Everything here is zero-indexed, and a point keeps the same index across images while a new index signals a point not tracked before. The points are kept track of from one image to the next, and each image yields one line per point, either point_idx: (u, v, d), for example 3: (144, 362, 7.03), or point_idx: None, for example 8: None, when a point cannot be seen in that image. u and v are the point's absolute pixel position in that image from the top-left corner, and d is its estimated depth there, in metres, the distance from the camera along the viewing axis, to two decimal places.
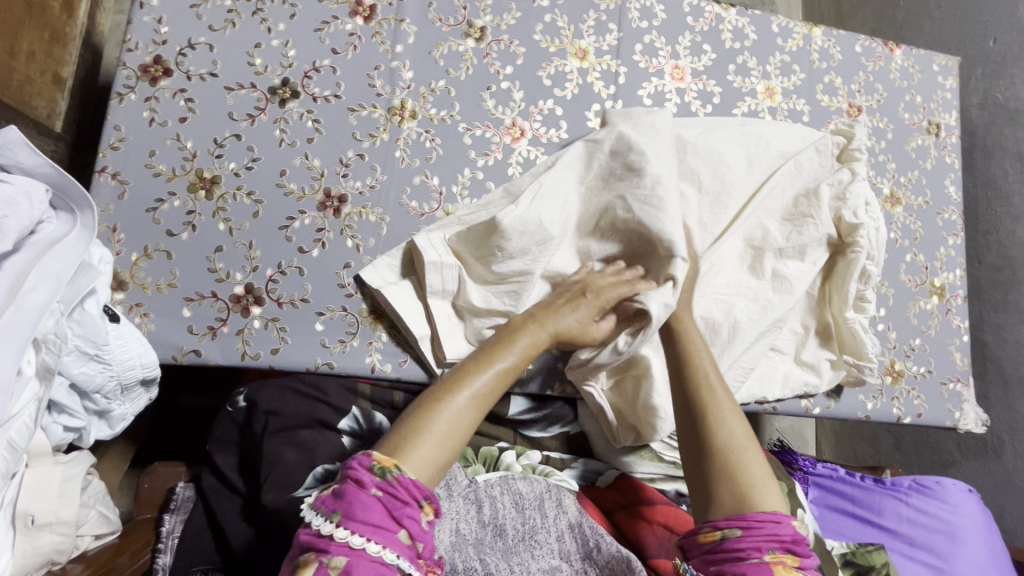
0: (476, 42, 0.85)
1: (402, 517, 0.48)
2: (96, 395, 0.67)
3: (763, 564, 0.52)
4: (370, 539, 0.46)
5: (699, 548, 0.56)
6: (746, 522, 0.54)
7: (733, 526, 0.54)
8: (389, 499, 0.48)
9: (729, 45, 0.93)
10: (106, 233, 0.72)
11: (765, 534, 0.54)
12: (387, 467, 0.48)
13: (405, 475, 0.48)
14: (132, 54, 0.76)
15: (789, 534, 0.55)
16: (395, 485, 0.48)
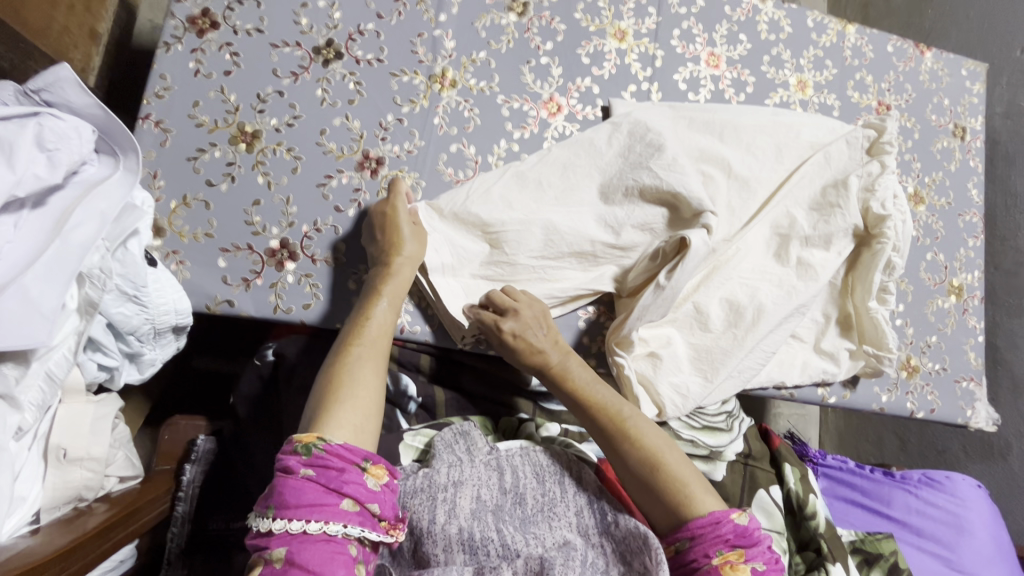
0: (518, 17, 0.86)
1: (341, 486, 0.52)
2: (130, 337, 0.67)
3: (713, 567, 0.60)
4: (310, 518, 0.50)
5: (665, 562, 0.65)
6: (690, 531, 0.62)
7: (682, 539, 0.63)
8: (321, 474, 0.51)
9: (765, 37, 0.94)
10: (146, 178, 0.72)
11: (710, 537, 0.61)
12: (312, 443, 0.52)
13: (331, 443, 0.53)
14: (181, 6, 0.76)
15: (731, 529, 0.62)
16: (323, 458, 0.52)
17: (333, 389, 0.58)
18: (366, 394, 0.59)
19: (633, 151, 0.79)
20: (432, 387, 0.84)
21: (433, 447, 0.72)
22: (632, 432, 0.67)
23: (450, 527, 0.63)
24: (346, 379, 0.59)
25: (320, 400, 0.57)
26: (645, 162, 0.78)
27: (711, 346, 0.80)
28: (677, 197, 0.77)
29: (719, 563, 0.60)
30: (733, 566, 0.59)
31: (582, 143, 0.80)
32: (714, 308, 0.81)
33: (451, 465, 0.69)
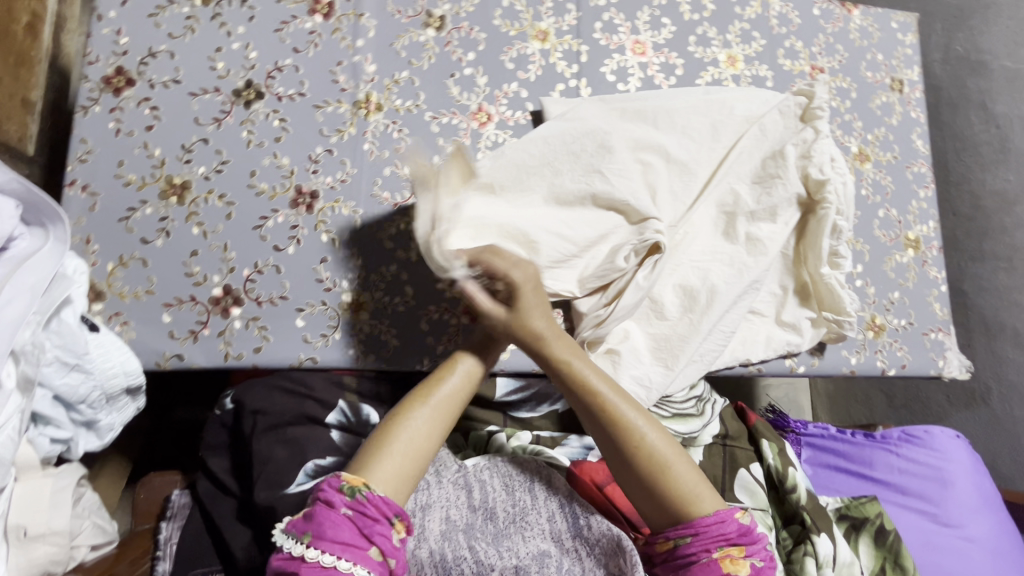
0: (436, 32, 0.85)
1: (373, 534, 0.50)
2: (82, 406, 0.67)
3: (713, 563, 0.56)
4: (340, 557, 0.48)
5: (659, 556, 0.60)
6: (694, 528, 0.58)
7: (682, 535, 0.58)
8: (358, 517, 0.50)
9: (688, 17, 0.94)
10: (80, 245, 0.72)
11: (712, 534, 0.58)
12: (357, 486, 0.52)
13: (375, 493, 0.52)
14: (93, 68, 0.76)
15: (734, 529, 0.58)
16: (363, 505, 0.51)
17: (385, 433, 0.57)
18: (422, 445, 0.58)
19: (568, 151, 0.79)
20: None
21: None
22: (638, 443, 0.61)
23: (421, 552, 0.65)
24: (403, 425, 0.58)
25: (371, 442, 0.57)
26: (573, 162, 0.78)
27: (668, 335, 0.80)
28: (613, 189, 0.77)
29: (719, 558, 0.57)
30: (733, 562, 0.57)
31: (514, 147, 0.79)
32: (667, 295, 0.81)
33: (418, 490, 0.71)
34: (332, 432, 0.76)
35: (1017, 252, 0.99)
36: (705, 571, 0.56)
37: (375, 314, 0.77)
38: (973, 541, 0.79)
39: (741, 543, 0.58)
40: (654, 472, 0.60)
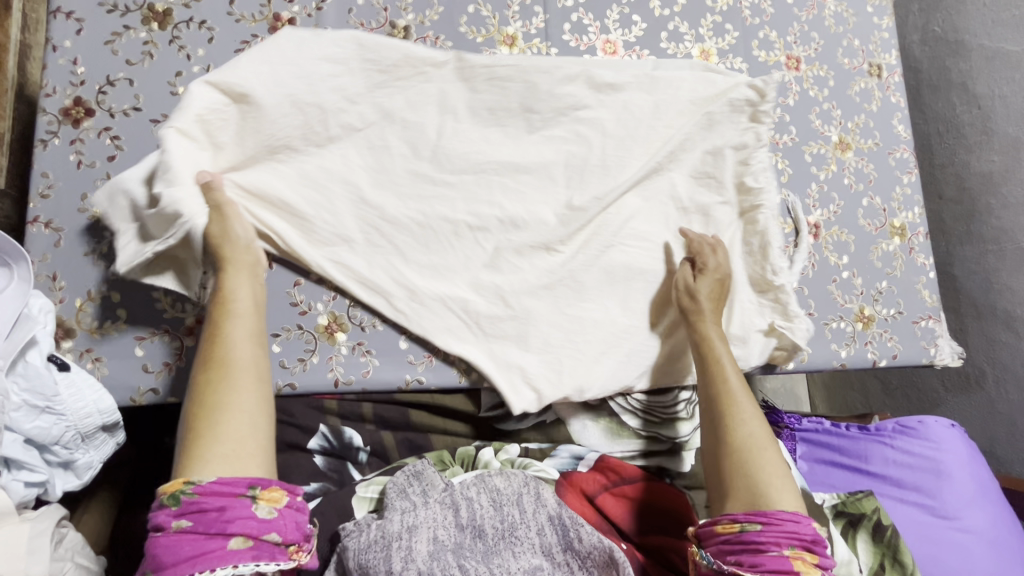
0: (401, 42, 0.84)
1: (225, 527, 0.49)
2: (56, 446, 0.66)
3: (783, 557, 0.56)
4: (195, 568, 0.48)
5: (717, 537, 0.60)
6: (766, 517, 0.58)
7: (753, 521, 0.58)
8: (197, 522, 0.49)
9: (659, 13, 0.92)
10: (46, 282, 0.71)
11: (786, 530, 0.58)
12: (179, 489, 0.49)
13: (203, 485, 0.49)
14: (51, 100, 0.74)
15: (808, 532, 0.59)
16: (196, 504, 0.49)
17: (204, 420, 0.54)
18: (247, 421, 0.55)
19: None
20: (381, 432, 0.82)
21: (385, 496, 0.71)
22: (736, 427, 0.67)
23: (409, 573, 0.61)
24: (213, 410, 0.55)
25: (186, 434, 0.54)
26: None
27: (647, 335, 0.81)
28: None
29: (789, 556, 0.57)
30: (805, 564, 0.56)
31: (486, 157, 0.77)
32: None
33: (404, 511, 0.68)
34: (315, 457, 0.78)
35: (1005, 234, 0.97)
36: (773, 563, 0.56)
37: (352, 336, 0.76)
38: (973, 533, 0.78)
39: (813, 548, 0.58)
40: (740, 453, 0.65)
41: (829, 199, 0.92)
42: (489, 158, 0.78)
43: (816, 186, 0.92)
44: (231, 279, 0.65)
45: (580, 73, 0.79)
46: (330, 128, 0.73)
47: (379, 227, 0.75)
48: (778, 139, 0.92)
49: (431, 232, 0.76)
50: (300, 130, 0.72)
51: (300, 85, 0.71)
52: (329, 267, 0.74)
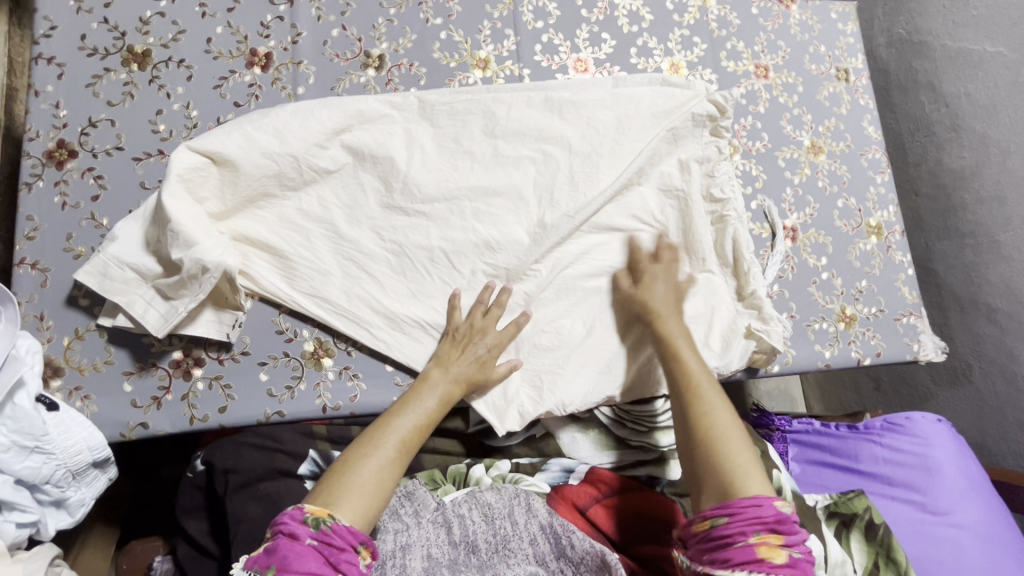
0: (377, 71, 0.86)
1: (340, 562, 0.50)
2: (47, 485, 0.67)
3: (748, 547, 0.53)
4: None
5: (694, 538, 0.57)
6: (730, 509, 0.55)
7: (719, 514, 0.56)
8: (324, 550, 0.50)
9: (627, 30, 0.95)
10: (34, 322, 0.72)
11: (749, 517, 0.54)
12: (322, 517, 0.52)
13: (338, 522, 0.53)
14: (34, 143, 0.76)
15: (772, 513, 0.54)
16: (329, 534, 0.51)
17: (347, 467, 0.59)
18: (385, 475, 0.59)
19: None
20: None
21: (377, 517, 0.71)
22: (705, 416, 0.63)
23: None
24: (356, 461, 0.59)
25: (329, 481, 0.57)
26: None
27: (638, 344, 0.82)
28: None
29: (756, 544, 0.53)
30: (771, 549, 0.52)
31: (462, 182, 0.79)
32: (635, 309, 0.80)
33: (397, 532, 0.69)
34: (306, 482, 0.76)
35: (980, 228, 0.98)
36: (738, 556, 0.53)
37: (338, 361, 0.77)
38: (962, 528, 0.78)
39: (780, 531, 0.54)
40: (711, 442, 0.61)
41: (804, 202, 0.94)
42: (466, 181, 0.80)
43: (790, 191, 0.93)
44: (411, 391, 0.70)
45: (538, 99, 0.83)
46: (304, 173, 0.75)
47: (357, 259, 0.78)
48: (750, 146, 0.93)
49: (407, 261, 0.78)
50: (274, 177, 0.74)
51: (270, 139, 0.73)
52: (310, 303, 0.76)
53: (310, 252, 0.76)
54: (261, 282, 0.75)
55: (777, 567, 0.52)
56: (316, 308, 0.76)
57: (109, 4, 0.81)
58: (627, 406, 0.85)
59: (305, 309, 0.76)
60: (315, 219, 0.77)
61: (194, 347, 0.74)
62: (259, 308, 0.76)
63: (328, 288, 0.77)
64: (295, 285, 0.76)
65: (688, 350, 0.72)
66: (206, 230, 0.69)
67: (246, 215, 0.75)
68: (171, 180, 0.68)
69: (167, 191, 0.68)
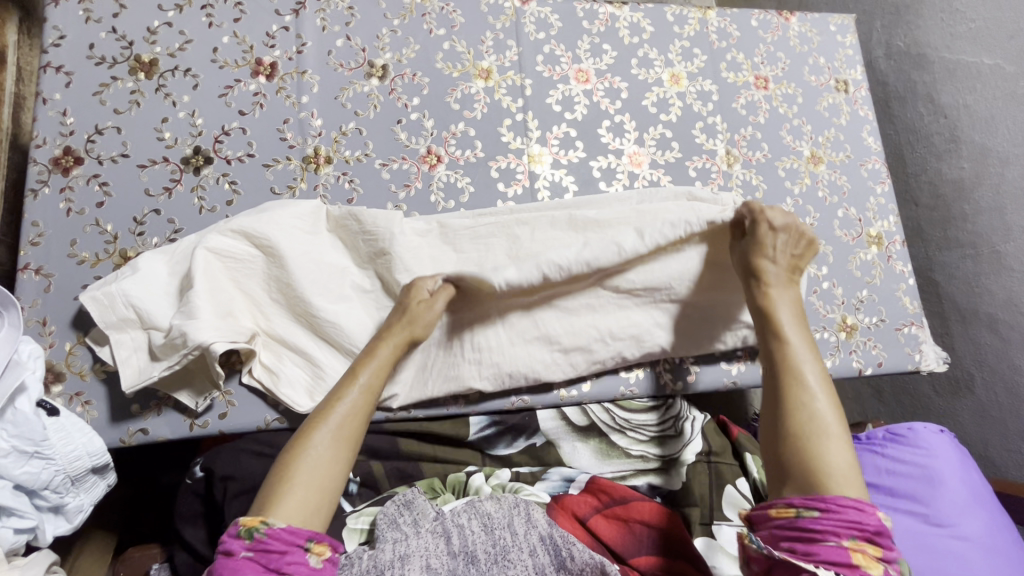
0: (380, 81, 0.87)
1: (281, 566, 0.49)
2: (46, 491, 0.66)
3: (842, 549, 0.50)
4: None
5: (770, 522, 0.54)
6: (825, 503, 0.51)
7: (810, 506, 0.52)
8: (261, 556, 0.49)
9: (628, 41, 0.96)
10: (36, 327, 0.72)
11: (849, 519, 0.51)
12: (255, 526, 0.50)
13: (274, 527, 0.50)
14: (41, 150, 0.77)
15: (874, 523, 0.51)
16: (264, 541, 0.49)
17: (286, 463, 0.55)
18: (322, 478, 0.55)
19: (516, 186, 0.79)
20: (369, 462, 0.81)
21: (376, 527, 0.70)
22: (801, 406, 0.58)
23: None
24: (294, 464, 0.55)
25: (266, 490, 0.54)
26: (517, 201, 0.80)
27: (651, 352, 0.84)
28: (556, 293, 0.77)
29: (849, 548, 0.50)
30: (867, 557, 0.50)
31: None
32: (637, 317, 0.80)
33: (395, 541, 0.68)
34: None
35: (980, 239, 0.98)
36: (830, 556, 0.50)
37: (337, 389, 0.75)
38: (967, 540, 0.77)
39: (878, 541, 0.51)
40: (805, 436, 0.56)
41: (804, 212, 0.94)
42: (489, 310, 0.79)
43: (791, 200, 0.94)
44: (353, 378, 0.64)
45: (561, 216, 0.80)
46: None
47: (363, 278, 0.79)
48: (750, 156, 0.94)
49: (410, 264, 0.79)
50: None
51: None
52: (320, 359, 0.75)
53: (323, 294, 0.75)
54: (274, 325, 0.76)
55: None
56: (321, 359, 0.75)
57: (118, 14, 0.82)
58: (628, 413, 0.87)
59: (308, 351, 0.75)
60: (323, 250, 0.77)
61: (189, 374, 0.72)
62: (266, 346, 0.75)
63: (338, 337, 0.75)
64: (308, 330, 0.76)
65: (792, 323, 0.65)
66: (218, 311, 0.70)
67: (262, 279, 0.75)
68: (201, 252, 0.71)
69: (200, 261, 0.71)
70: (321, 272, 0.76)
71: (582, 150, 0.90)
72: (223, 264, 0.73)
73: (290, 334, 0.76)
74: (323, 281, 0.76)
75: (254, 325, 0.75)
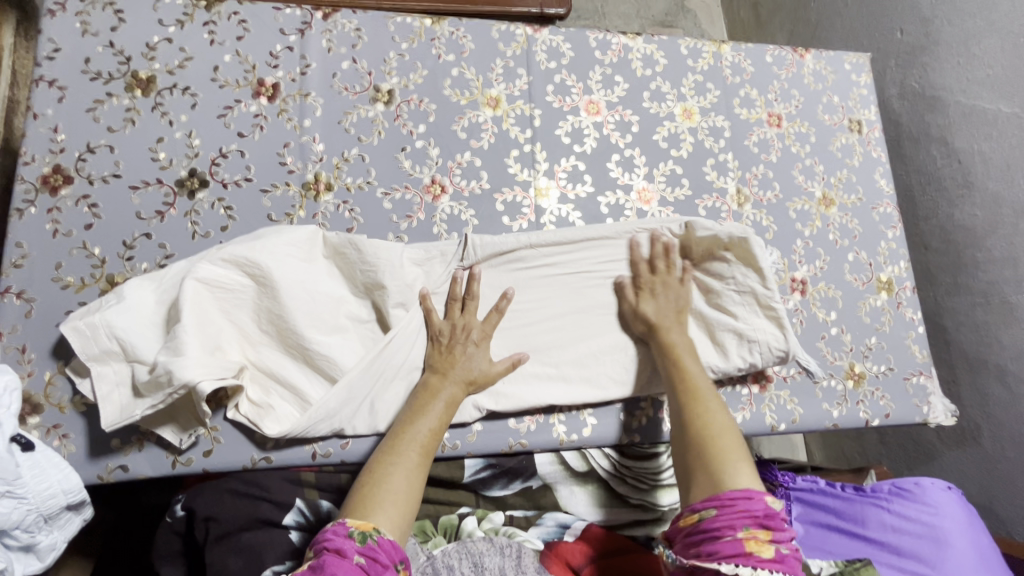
0: (385, 106, 0.84)
1: None
2: (16, 531, 0.63)
3: (737, 541, 0.52)
4: None
5: (682, 533, 0.56)
6: (719, 501, 0.55)
7: (708, 507, 0.55)
8: (370, 564, 0.51)
9: (641, 73, 0.94)
10: (14, 355, 0.69)
11: (738, 510, 0.54)
12: (368, 532, 0.53)
13: (384, 536, 0.54)
14: (29, 167, 0.74)
15: (761, 509, 0.54)
16: (374, 549, 0.52)
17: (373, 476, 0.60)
18: (409, 489, 0.60)
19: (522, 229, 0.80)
20: None
21: None
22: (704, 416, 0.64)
23: None
24: (380, 479, 0.60)
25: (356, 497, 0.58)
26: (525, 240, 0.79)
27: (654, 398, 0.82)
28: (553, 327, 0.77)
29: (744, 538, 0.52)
30: (758, 543, 0.52)
31: None
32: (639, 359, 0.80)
33: None
34: (291, 533, 0.72)
35: (992, 288, 0.96)
36: (727, 549, 0.52)
37: (323, 431, 0.72)
38: None
39: (769, 526, 0.53)
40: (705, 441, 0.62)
41: (814, 255, 0.92)
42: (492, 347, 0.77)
43: (801, 243, 0.92)
44: (425, 408, 0.69)
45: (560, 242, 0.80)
46: None
47: (359, 310, 0.76)
48: (761, 196, 0.92)
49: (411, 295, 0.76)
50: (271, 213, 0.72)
51: None
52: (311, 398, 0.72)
53: (316, 326, 0.72)
54: (263, 358, 0.72)
55: (763, 562, 0.51)
56: (312, 395, 0.72)
57: (116, 28, 0.79)
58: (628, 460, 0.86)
59: (299, 385, 0.72)
60: (317, 281, 0.74)
61: (173, 411, 0.68)
62: (253, 379, 0.72)
63: (328, 370, 0.72)
64: (298, 363, 0.73)
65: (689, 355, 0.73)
66: (205, 346, 0.67)
67: (251, 309, 0.72)
68: (189, 283, 0.68)
69: (188, 292, 0.67)
70: (316, 304, 0.73)
71: (590, 184, 0.88)
72: (212, 295, 0.70)
73: (283, 368, 0.73)
74: (314, 312, 0.72)
75: (241, 357, 0.71)
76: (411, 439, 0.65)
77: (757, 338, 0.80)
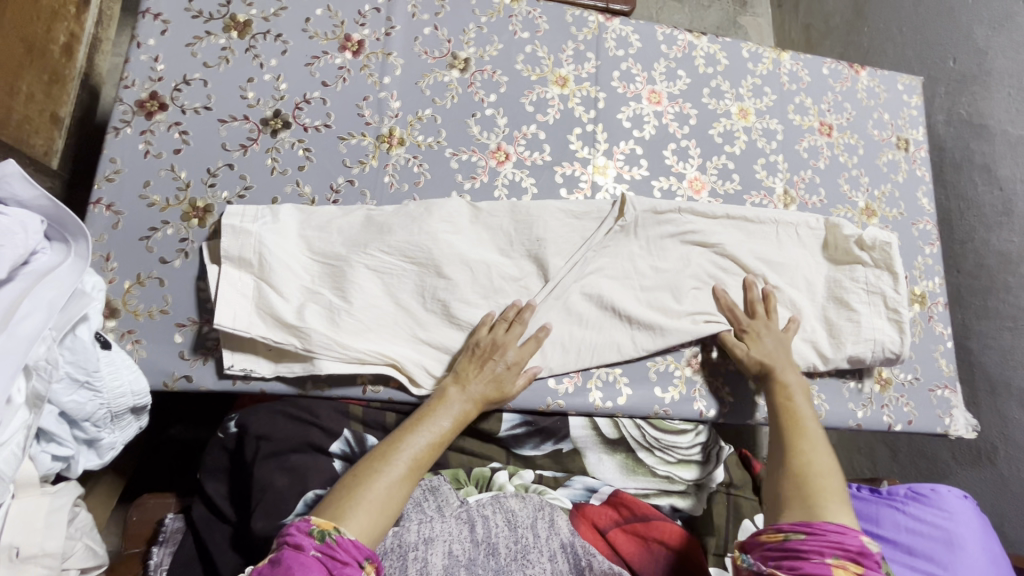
0: (460, 73, 0.89)
1: (342, 574, 0.54)
2: (86, 423, 0.67)
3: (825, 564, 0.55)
4: None
5: (762, 546, 0.60)
6: (811, 527, 0.58)
7: (800, 530, 0.59)
8: (328, 560, 0.54)
9: (703, 70, 0.98)
10: (99, 261, 0.73)
11: (830, 540, 0.57)
12: (326, 530, 0.56)
13: (343, 536, 0.56)
14: (128, 91, 0.79)
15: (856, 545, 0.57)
16: (334, 547, 0.55)
17: (362, 478, 0.62)
18: (390, 498, 0.62)
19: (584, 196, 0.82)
20: None
21: (402, 506, 0.72)
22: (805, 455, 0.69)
23: None
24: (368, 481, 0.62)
25: (339, 497, 0.61)
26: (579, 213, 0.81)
27: (687, 376, 0.84)
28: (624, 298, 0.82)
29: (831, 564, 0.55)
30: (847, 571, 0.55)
31: None
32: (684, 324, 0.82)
33: (421, 522, 0.70)
34: (336, 461, 0.76)
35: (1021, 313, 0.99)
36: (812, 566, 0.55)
37: (380, 371, 0.75)
38: None
39: (860, 561, 0.56)
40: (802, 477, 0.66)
41: None
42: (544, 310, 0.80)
43: None
44: (433, 419, 0.70)
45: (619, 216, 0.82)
46: None
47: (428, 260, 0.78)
48: (807, 200, 0.96)
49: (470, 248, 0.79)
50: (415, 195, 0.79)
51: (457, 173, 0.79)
52: (370, 340, 0.75)
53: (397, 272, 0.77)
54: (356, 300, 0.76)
55: None
56: (368, 332, 0.76)
57: None
58: (660, 433, 0.88)
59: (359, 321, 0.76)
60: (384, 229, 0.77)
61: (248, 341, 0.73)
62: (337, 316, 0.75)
63: (385, 310, 0.76)
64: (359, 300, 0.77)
65: (803, 398, 0.77)
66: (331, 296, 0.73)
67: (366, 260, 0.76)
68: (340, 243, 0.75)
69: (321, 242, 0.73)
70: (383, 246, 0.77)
71: (646, 169, 0.91)
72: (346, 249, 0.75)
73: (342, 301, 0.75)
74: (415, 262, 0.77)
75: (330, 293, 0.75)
76: (406, 452, 0.66)
77: (875, 337, 0.86)
